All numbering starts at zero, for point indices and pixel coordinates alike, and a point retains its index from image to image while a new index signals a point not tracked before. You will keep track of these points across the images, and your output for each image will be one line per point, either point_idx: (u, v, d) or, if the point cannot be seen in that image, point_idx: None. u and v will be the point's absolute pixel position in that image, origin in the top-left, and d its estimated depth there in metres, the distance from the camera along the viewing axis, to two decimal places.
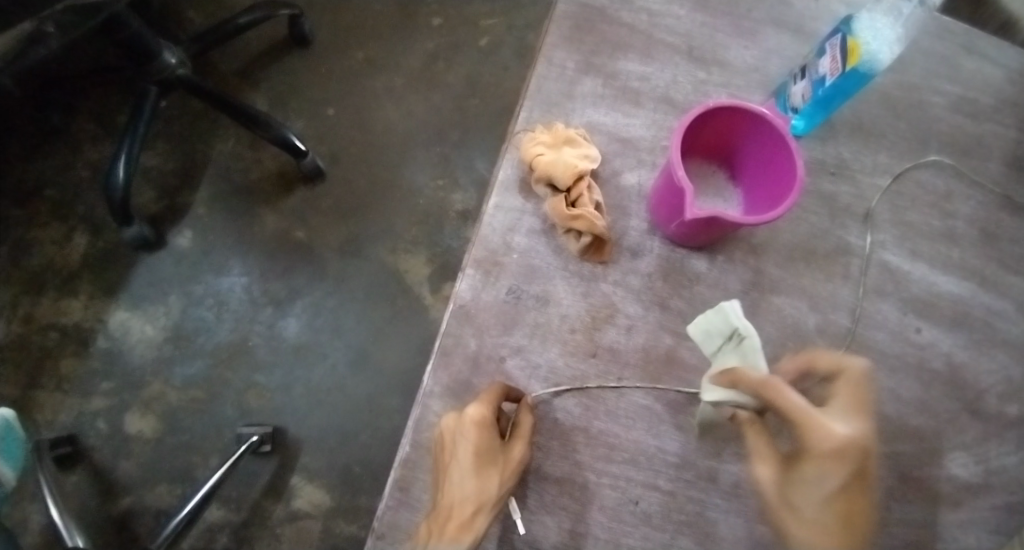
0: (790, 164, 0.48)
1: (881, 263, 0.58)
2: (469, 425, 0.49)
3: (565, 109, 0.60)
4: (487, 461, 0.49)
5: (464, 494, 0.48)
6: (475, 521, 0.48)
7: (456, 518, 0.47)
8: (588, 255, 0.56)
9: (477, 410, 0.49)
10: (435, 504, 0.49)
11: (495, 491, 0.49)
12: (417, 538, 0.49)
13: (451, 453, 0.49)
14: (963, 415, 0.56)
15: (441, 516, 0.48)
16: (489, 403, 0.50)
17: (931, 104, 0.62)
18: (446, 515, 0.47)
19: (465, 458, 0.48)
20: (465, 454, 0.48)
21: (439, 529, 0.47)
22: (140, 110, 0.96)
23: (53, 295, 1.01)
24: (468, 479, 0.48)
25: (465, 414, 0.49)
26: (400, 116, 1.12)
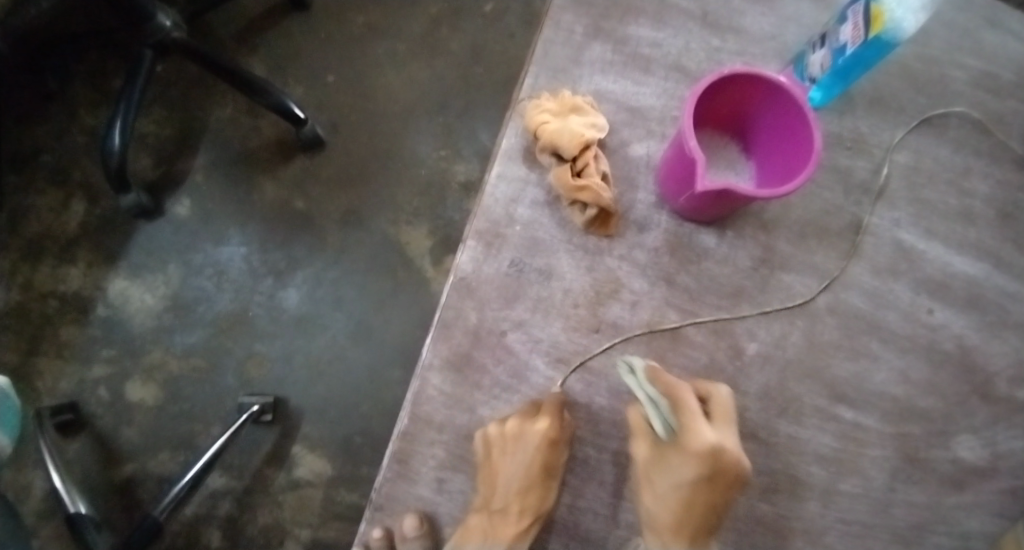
0: (806, 133, 0.46)
1: (895, 242, 0.56)
2: (540, 442, 0.48)
3: (572, 75, 0.58)
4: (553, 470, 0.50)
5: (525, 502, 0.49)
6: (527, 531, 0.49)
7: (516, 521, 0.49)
8: (593, 228, 0.54)
9: (548, 427, 0.49)
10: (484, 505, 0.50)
11: (549, 498, 0.50)
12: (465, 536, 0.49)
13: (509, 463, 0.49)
14: (971, 397, 0.55)
15: (496, 519, 0.49)
16: (554, 411, 0.49)
17: (953, 77, 0.60)
18: (503, 519, 0.49)
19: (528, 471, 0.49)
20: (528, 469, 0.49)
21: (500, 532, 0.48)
22: (135, 75, 0.94)
23: (52, 262, 1.00)
24: (530, 487, 0.49)
25: (533, 423, 0.49)
26: (402, 84, 1.09)
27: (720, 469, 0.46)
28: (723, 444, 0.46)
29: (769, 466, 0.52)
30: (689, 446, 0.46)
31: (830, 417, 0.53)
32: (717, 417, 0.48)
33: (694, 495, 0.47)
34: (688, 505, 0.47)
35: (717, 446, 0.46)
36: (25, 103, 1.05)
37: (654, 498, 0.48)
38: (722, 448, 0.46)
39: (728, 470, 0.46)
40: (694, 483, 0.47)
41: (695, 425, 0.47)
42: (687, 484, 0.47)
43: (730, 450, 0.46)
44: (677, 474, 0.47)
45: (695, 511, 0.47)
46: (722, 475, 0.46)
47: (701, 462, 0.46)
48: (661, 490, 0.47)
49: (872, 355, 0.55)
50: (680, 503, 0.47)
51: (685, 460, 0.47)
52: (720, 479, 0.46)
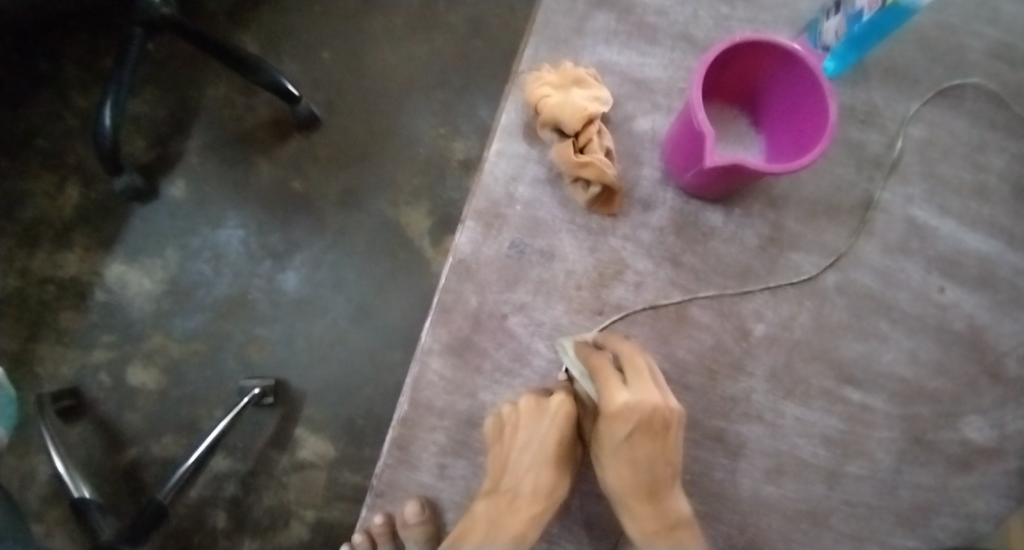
0: (820, 105, 0.44)
1: (907, 219, 0.55)
2: (557, 416, 0.48)
3: (574, 46, 0.56)
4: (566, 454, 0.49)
5: (539, 485, 0.47)
6: (538, 517, 0.47)
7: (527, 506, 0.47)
8: (596, 206, 0.53)
9: (563, 404, 0.49)
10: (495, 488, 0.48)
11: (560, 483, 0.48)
12: (472, 524, 0.47)
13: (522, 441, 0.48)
14: (982, 378, 0.53)
15: (504, 503, 0.47)
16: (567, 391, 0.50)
17: (972, 45, 0.57)
18: (513, 503, 0.47)
19: (544, 450, 0.48)
20: (544, 447, 0.48)
21: (511, 517, 0.46)
22: (125, 54, 0.92)
23: (49, 247, 0.99)
24: (542, 466, 0.48)
25: (549, 400, 0.49)
26: (399, 59, 1.06)
27: (649, 421, 0.45)
28: (641, 397, 0.45)
29: (775, 448, 0.52)
30: (608, 409, 0.46)
31: (838, 399, 0.52)
32: (633, 370, 0.47)
33: (633, 458, 0.46)
34: (635, 472, 0.46)
35: (632, 401, 0.45)
36: (16, 85, 1.03)
37: (610, 466, 0.47)
38: (639, 402, 0.45)
39: (657, 419, 0.45)
40: (626, 445, 0.46)
41: (609, 387, 0.46)
42: (620, 448, 0.46)
43: (649, 400, 0.45)
44: (615, 437, 0.46)
45: (646, 477, 0.46)
46: (652, 427, 0.45)
47: (617, 421, 0.46)
48: (608, 462, 0.47)
49: (881, 336, 0.53)
50: (630, 465, 0.46)
51: (612, 422, 0.46)
52: (653, 431, 0.46)
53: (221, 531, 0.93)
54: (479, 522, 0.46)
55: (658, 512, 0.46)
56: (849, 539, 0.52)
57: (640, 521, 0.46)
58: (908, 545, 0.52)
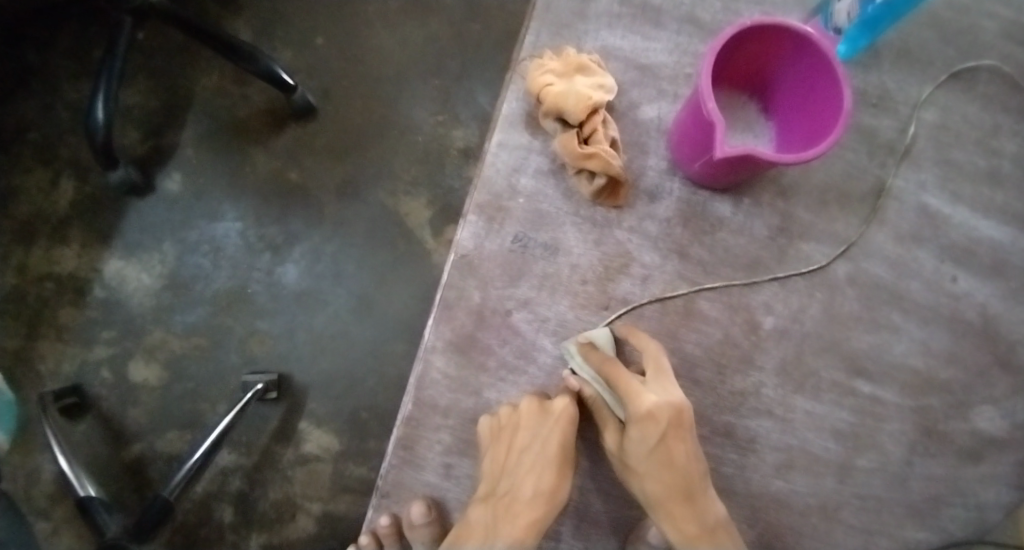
0: (834, 92, 0.42)
1: (919, 206, 0.53)
2: (559, 419, 0.47)
3: (576, 31, 0.54)
4: (567, 459, 0.48)
5: (538, 487, 0.47)
6: (537, 520, 0.46)
7: (526, 510, 0.46)
8: (601, 198, 0.51)
9: (564, 405, 0.48)
10: (495, 491, 0.48)
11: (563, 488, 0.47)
12: (468, 530, 0.47)
13: (519, 443, 0.47)
14: (993, 367, 0.52)
15: (501, 509, 0.47)
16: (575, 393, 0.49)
17: (987, 23, 0.55)
18: (511, 508, 0.46)
19: (543, 451, 0.47)
20: (543, 449, 0.47)
21: (509, 522, 0.46)
22: (115, 44, 0.90)
23: (45, 244, 0.98)
24: (543, 471, 0.47)
25: (551, 402, 0.48)
26: (395, 45, 1.04)
27: (677, 419, 0.45)
28: (664, 399, 0.45)
29: (784, 443, 0.51)
30: (637, 414, 0.45)
31: (848, 391, 0.52)
32: (651, 370, 0.47)
33: (669, 462, 0.45)
34: (674, 478, 0.45)
35: (659, 403, 0.45)
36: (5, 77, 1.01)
37: (643, 472, 0.46)
38: (664, 403, 0.45)
39: (683, 416, 0.45)
40: (658, 452, 0.45)
41: (633, 390, 0.45)
42: (653, 455, 0.45)
43: (671, 401, 0.45)
44: (645, 441, 0.45)
45: (684, 481, 0.45)
46: (679, 427, 0.45)
47: (649, 426, 0.45)
48: (641, 472, 0.46)
49: (892, 327, 0.52)
50: (664, 468, 0.45)
51: (641, 427, 0.45)
52: (680, 432, 0.45)
53: (228, 524, 0.93)
54: (475, 528, 0.47)
55: (696, 512, 0.45)
56: (859, 532, 0.51)
57: (679, 525, 0.45)
58: (918, 537, 0.51)
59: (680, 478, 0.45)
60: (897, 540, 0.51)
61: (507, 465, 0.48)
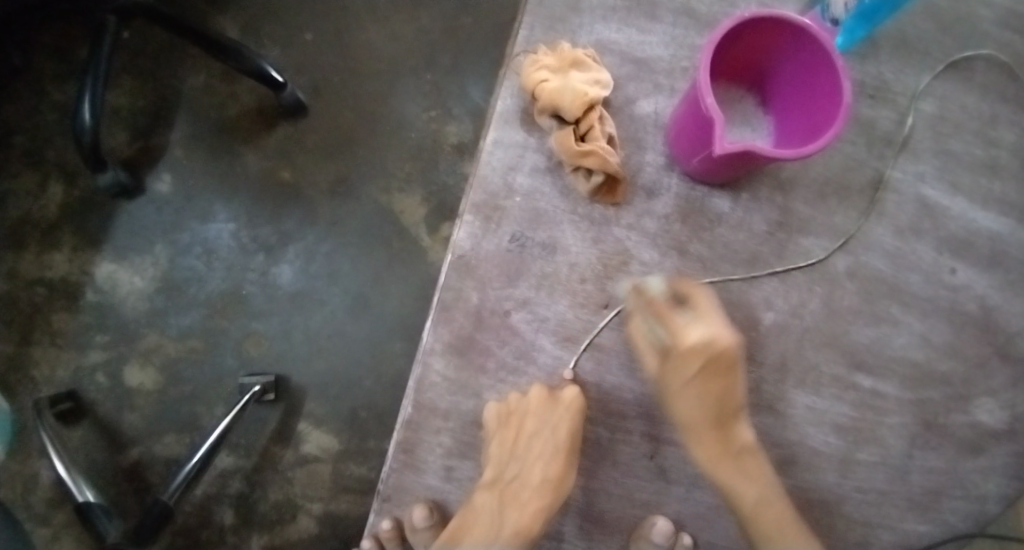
0: (833, 85, 0.42)
1: (917, 198, 0.53)
2: (569, 408, 0.48)
3: (570, 25, 0.53)
4: (574, 447, 0.49)
5: (545, 474, 0.50)
6: (544, 504, 0.49)
7: (534, 494, 0.50)
8: (598, 196, 0.51)
9: (573, 396, 0.48)
10: (500, 475, 0.50)
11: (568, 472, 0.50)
12: (474, 518, 0.48)
13: (528, 429, 0.50)
14: (992, 358, 0.52)
15: (508, 494, 0.50)
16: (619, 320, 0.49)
17: (985, 11, 0.55)
18: (520, 494, 0.50)
19: (553, 438, 0.49)
20: (553, 435, 0.49)
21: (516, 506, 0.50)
22: (99, 43, 0.88)
23: (35, 248, 0.96)
24: (551, 459, 0.50)
25: (559, 393, 0.49)
26: (386, 40, 1.03)
27: (718, 357, 0.45)
28: (711, 335, 0.45)
29: (785, 438, 0.51)
30: (680, 348, 0.45)
31: (848, 385, 0.51)
32: (699, 306, 0.46)
33: (708, 392, 0.46)
34: (712, 406, 0.47)
35: (706, 338, 0.45)
36: None
37: (679, 403, 0.47)
38: (711, 339, 0.45)
39: (727, 354, 0.46)
40: (701, 380, 0.46)
41: (678, 326, 0.46)
42: (695, 385, 0.46)
43: (719, 337, 0.45)
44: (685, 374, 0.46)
45: (720, 409, 0.47)
46: (722, 362, 0.46)
47: (697, 358, 0.45)
48: (679, 400, 0.47)
49: (892, 320, 0.52)
50: (700, 399, 0.47)
51: (683, 360, 0.46)
52: (722, 366, 0.46)
53: (228, 527, 0.92)
54: (482, 515, 0.48)
55: (724, 440, 0.47)
56: (861, 526, 0.51)
57: (708, 449, 0.47)
58: (919, 529, 0.51)
59: (717, 405, 0.47)
60: (899, 533, 0.51)
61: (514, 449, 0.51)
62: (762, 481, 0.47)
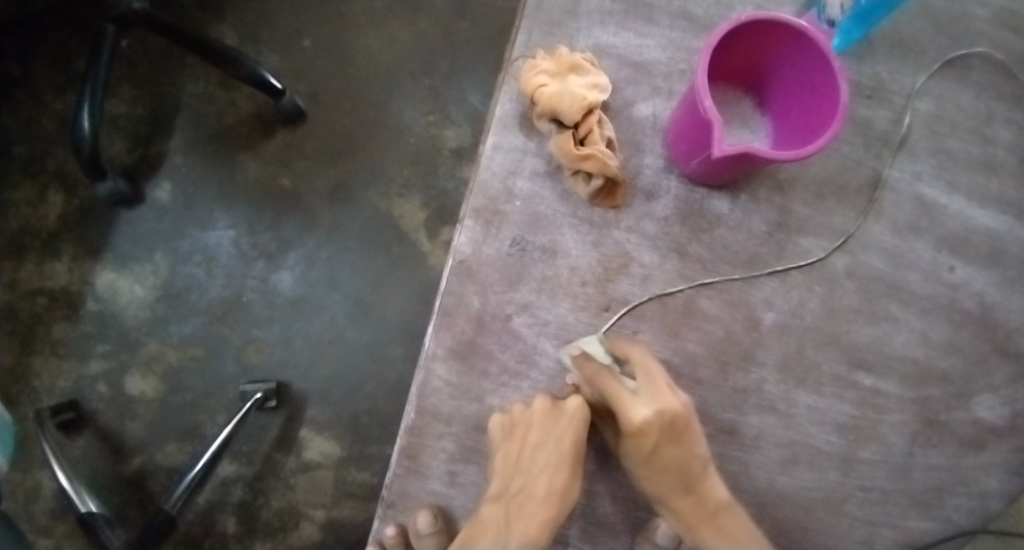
0: (830, 86, 0.42)
1: (915, 197, 0.53)
2: (574, 418, 0.48)
3: (568, 29, 0.53)
4: (579, 457, 0.48)
5: (550, 487, 0.48)
6: (549, 517, 0.47)
7: (539, 507, 0.48)
8: (598, 199, 0.51)
9: (576, 404, 0.48)
10: (506, 490, 0.49)
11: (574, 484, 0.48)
12: (482, 528, 0.47)
13: (530, 442, 0.48)
14: (992, 355, 0.52)
15: (514, 507, 0.48)
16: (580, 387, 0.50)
17: (979, 11, 0.55)
18: (525, 506, 0.48)
19: (557, 449, 0.48)
20: (557, 447, 0.48)
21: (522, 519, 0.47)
22: (98, 53, 0.88)
23: (35, 258, 0.96)
24: (555, 471, 0.48)
25: (563, 403, 0.49)
26: (384, 45, 1.03)
27: (669, 426, 0.46)
28: (659, 407, 0.46)
29: (788, 439, 0.51)
30: (630, 425, 0.46)
31: (850, 384, 0.51)
32: (645, 373, 0.47)
33: (665, 463, 0.46)
34: (675, 474, 0.47)
35: (652, 415, 0.45)
36: None
37: (641, 475, 0.48)
38: (658, 411, 0.45)
39: (676, 422, 0.46)
40: (655, 454, 0.46)
41: (623, 401, 0.47)
42: (652, 457, 0.47)
43: (667, 408, 0.46)
44: (640, 449, 0.47)
45: (683, 475, 0.47)
46: (675, 429, 0.46)
47: (647, 429, 0.46)
48: (640, 469, 0.48)
49: (892, 318, 0.52)
50: (659, 471, 0.47)
51: (633, 439, 0.47)
52: (676, 434, 0.46)
53: (231, 534, 0.92)
54: (488, 527, 0.47)
55: (696, 504, 0.48)
56: (864, 524, 0.51)
57: (680, 513, 0.48)
58: (922, 527, 0.51)
59: (676, 474, 0.47)
60: (901, 530, 0.51)
61: (518, 464, 0.49)
62: (751, 540, 0.46)
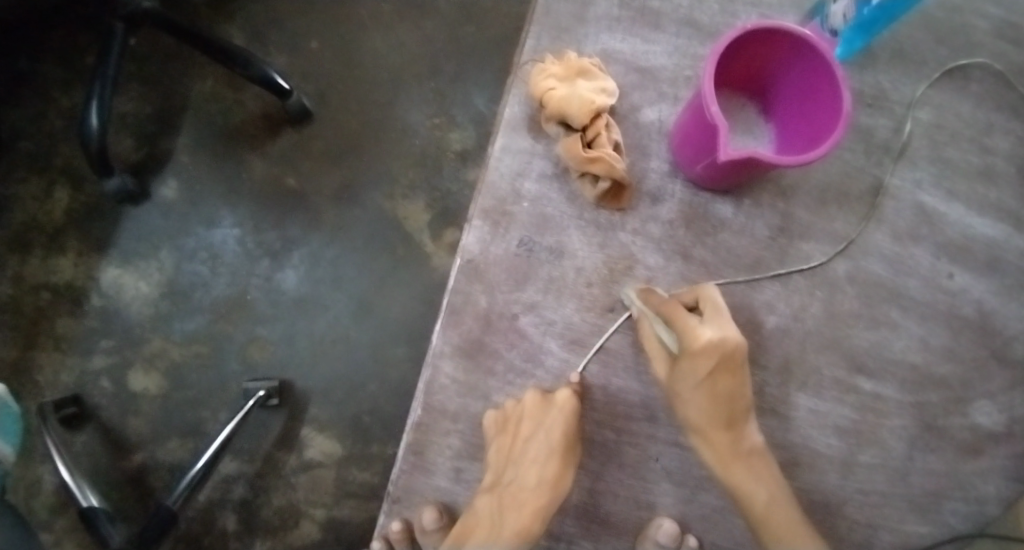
0: (834, 93, 0.43)
1: (916, 205, 0.54)
2: (563, 408, 0.48)
3: (576, 35, 0.54)
4: (568, 449, 0.48)
5: (541, 477, 0.48)
6: (541, 505, 0.48)
7: (531, 499, 0.48)
8: (604, 201, 0.52)
9: (566, 396, 0.48)
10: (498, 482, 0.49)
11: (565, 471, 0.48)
12: (475, 522, 0.47)
13: (520, 432, 0.49)
14: (991, 361, 0.53)
15: (507, 499, 0.48)
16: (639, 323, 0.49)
17: (979, 24, 0.56)
18: (518, 496, 0.48)
19: (547, 439, 0.48)
20: (547, 437, 0.48)
21: (515, 510, 0.47)
22: (107, 52, 0.89)
23: (41, 254, 0.97)
24: (547, 461, 0.49)
25: (552, 394, 0.49)
26: (390, 48, 1.04)
27: (731, 355, 0.46)
28: (721, 335, 0.46)
29: (789, 441, 0.51)
30: (691, 347, 0.46)
31: (850, 388, 0.52)
32: (711, 307, 0.47)
33: (716, 393, 0.47)
34: (728, 405, 0.48)
35: (716, 339, 0.46)
36: None
37: (687, 406, 0.48)
38: (721, 339, 0.46)
39: (737, 353, 0.47)
40: (712, 384, 0.47)
41: (690, 327, 0.47)
42: (709, 388, 0.47)
43: (729, 337, 0.46)
44: (696, 375, 0.47)
45: (734, 407, 0.48)
46: (732, 361, 0.47)
47: (713, 358, 0.46)
48: (690, 402, 0.48)
49: (892, 324, 0.53)
50: (711, 400, 0.47)
51: (692, 361, 0.47)
52: (732, 366, 0.47)
53: (231, 532, 0.93)
54: (481, 519, 0.47)
55: (735, 441, 0.48)
56: (864, 527, 0.52)
57: (717, 447, 0.48)
58: (920, 531, 0.52)
59: (726, 405, 0.48)
60: (900, 534, 0.52)
61: (509, 455, 0.50)
62: (773, 483, 0.47)
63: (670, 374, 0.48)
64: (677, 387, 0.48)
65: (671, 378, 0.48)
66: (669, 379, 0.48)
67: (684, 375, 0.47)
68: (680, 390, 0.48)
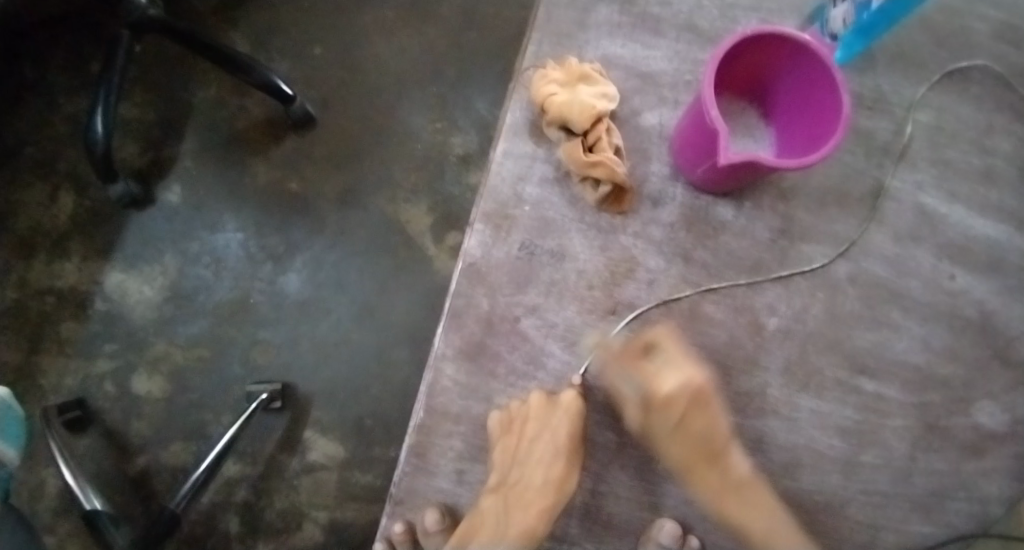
0: (833, 97, 0.43)
1: (916, 207, 0.54)
2: (569, 410, 0.48)
3: (577, 40, 0.55)
4: (573, 451, 0.49)
5: (546, 478, 0.49)
6: (545, 506, 0.48)
7: (537, 500, 0.48)
8: (606, 205, 0.52)
9: (570, 398, 0.49)
10: (504, 481, 0.50)
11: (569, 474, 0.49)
12: (480, 521, 0.48)
13: (526, 433, 0.49)
14: (992, 362, 0.54)
15: (513, 497, 0.49)
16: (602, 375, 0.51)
17: (978, 26, 0.56)
18: (523, 495, 0.49)
19: (552, 441, 0.48)
20: (552, 439, 0.48)
21: (520, 510, 0.48)
22: (111, 59, 0.90)
23: (45, 258, 0.97)
24: (551, 462, 0.49)
25: (557, 397, 0.50)
26: (393, 53, 1.05)
27: (696, 396, 0.48)
28: (685, 379, 0.48)
29: (791, 442, 0.51)
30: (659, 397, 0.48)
31: (852, 389, 0.52)
32: (669, 349, 0.50)
33: (693, 433, 0.49)
34: (705, 443, 0.49)
35: (680, 384, 0.48)
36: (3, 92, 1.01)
37: (668, 450, 0.49)
38: (685, 383, 0.48)
39: (702, 392, 0.49)
40: (685, 426, 0.49)
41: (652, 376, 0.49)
42: (684, 430, 0.49)
43: (693, 379, 0.48)
44: (669, 421, 0.49)
45: (712, 444, 0.49)
46: (699, 401, 0.49)
47: (681, 402, 0.48)
48: (671, 445, 0.49)
49: (893, 325, 0.53)
50: (688, 440, 0.49)
51: (663, 408, 0.48)
52: (700, 406, 0.49)
53: (234, 535, 0.93)
54: (486, 519, 0.48)
55: (720, 474, 0.49)
56: (867, 528, 0.52)
57: (706, 483, 0.49)
58: (923, 531, 0.52)
59: (704, 443, 0.49)
60: (902, 535, 0.52)
61: (514, 455, 0.50)
62: (768, 509, 0.49)
63: (643, 424, 0.50)
64: (652, 433, 0.50)
65: (645, 426, 0.50)
66: (644, 428, 0.50)
67: (656, 423, 0.49)
68: (656, 435, 0.49)
